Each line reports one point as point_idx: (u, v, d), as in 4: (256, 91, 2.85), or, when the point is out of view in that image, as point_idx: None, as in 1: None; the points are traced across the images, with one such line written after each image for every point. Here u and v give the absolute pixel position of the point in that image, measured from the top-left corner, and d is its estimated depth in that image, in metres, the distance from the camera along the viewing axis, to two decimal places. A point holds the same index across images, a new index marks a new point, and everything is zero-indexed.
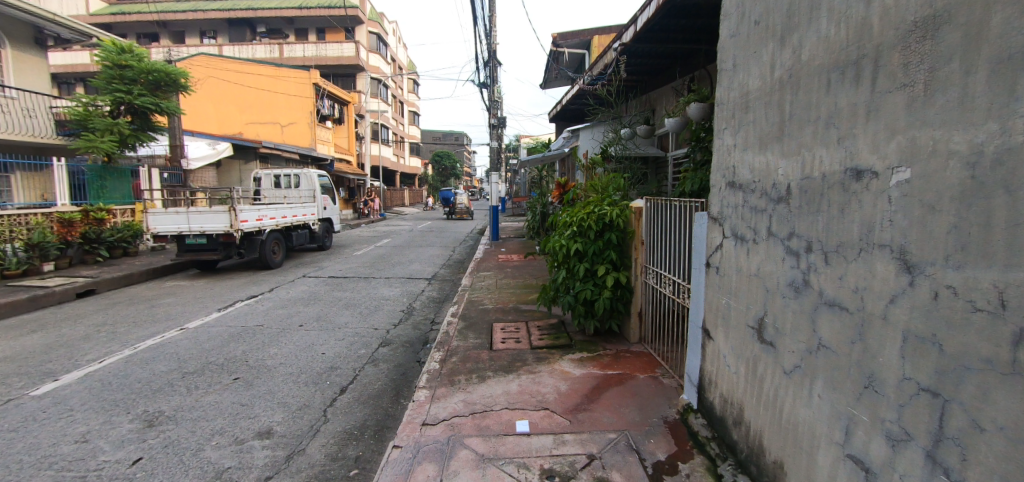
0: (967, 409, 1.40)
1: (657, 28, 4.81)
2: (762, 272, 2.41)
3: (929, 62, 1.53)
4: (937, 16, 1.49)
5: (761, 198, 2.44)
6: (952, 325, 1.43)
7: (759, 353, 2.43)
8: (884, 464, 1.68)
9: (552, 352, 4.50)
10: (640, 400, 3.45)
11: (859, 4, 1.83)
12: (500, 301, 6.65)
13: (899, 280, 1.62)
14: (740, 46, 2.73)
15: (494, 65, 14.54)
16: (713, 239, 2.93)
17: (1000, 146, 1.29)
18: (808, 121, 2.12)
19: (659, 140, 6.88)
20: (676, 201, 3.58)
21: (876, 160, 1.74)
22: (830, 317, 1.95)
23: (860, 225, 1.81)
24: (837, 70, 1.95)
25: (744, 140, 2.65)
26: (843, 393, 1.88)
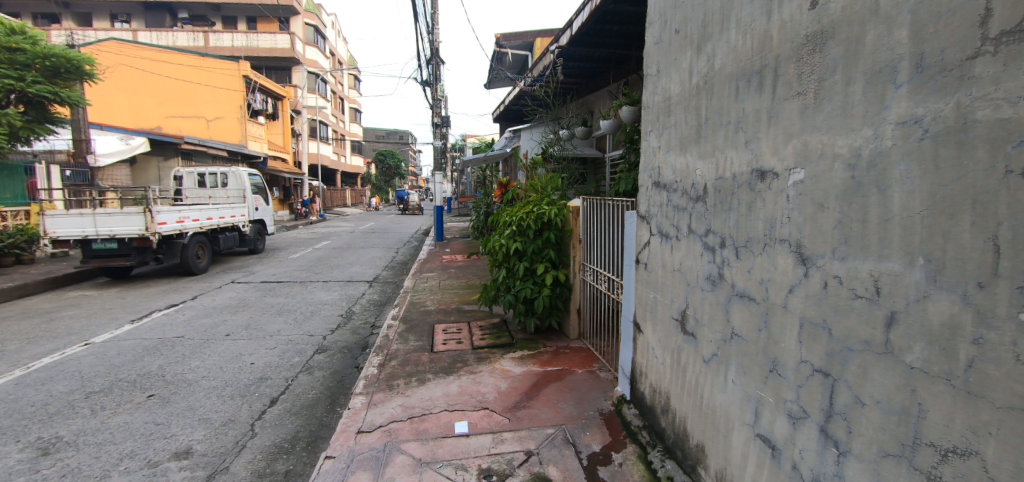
0: (850, 387, 1.57)
1: (592, 32, 4.94)
2: (683, 267, 2.55)
3: (818, 73, 1.70)
4: (824, 32, 1.68)
5: (682, 197, 2.58)
6: (838, 311, 1.61)
7: (681, 344, 2.57)
8: (786, 441, 1.84)
9: (493, 351, 4.50)
10: (577, 395, 3.54)
11: (761, 18, 1.99)
12: (443, 302, 6.58)
13: (796, 272, 1.79)
14: (662, 53, 2.87)
15: (437, 63, 14.36)
16: (642, 236, 3.05)
17: (874, 149, 1.48)
18: (720, 125, 2.27)
19: (597, 142, 7.10)
20: (609, 200, 3.71)
21: (777, 161, 1.90)
22: (740, 308, 2.10)
23: (764, 222, 1.96)
24: (744, 78, 2.10)
25: (666, 141, 2.78)
26: (752, 378, 2.03)
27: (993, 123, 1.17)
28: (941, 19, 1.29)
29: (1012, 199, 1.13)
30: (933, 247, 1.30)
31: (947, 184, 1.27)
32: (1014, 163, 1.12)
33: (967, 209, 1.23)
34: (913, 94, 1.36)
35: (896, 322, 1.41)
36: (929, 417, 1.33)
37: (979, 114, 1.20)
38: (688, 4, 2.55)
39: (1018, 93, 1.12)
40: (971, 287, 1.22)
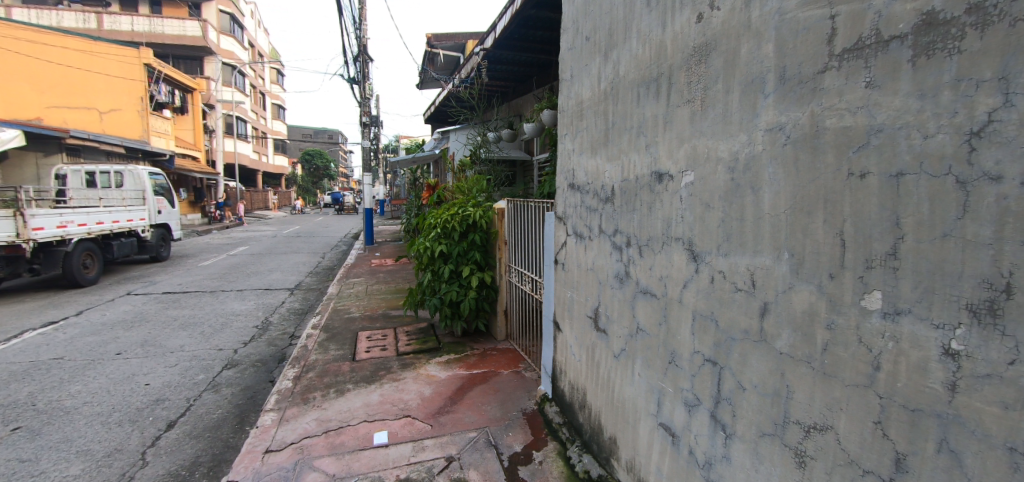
0: (734, 373, 1.71)
1: (516, 36, 5.01)
2: (596, 266, 2.63)
3: (703, 83, 1.85)
4: (708, 43, 1.83)
5: (593, 198, 2.66)
6: (723, 303, 1.75)
7: (595, 341, 2.65)
8: (684, 428, 1.95)
9: (418, 357, 4.40)
10: (501, 396, 3.54)
11: (658, 29, 2.12)
12: (369, 308, 6.32)
13: (688, 268, 1.91)
14: (574, 59, 2.96)
15: (365, 60, 13.85)
16: (559, 237, 3.12)
17: (749, 153, 1.64)
18: (625, 128, 2.37)
19: (526, 145, 7.17)
20: (531, 201, 3.77)
21: (671, 164, 2.02)
22: (644, 304, 2.21)
23: (661, 221, 2.08)
24: (644, 85, 2.22)
25: (579, 144, 2.87)
26: (654, 370, 2.14)
27: (839, 130, 1.34)
28: (799, 36, 1.46)
29: (854, 199, 1.30)
30: (795, 242, 1.47)
31: (806, 186, 1.44)
32: (855, 166, 1.30)
33: (820, 208, 1.40)
34: (779, 103, 1.53)
35: (768, 311, 1.56)
36: (796, 397, 1.48)
37: (828, 122, 1.37)
38: (597, 13, 2.65)
39: (856, 104, 1.30)
40: (825, 277, 1.38)
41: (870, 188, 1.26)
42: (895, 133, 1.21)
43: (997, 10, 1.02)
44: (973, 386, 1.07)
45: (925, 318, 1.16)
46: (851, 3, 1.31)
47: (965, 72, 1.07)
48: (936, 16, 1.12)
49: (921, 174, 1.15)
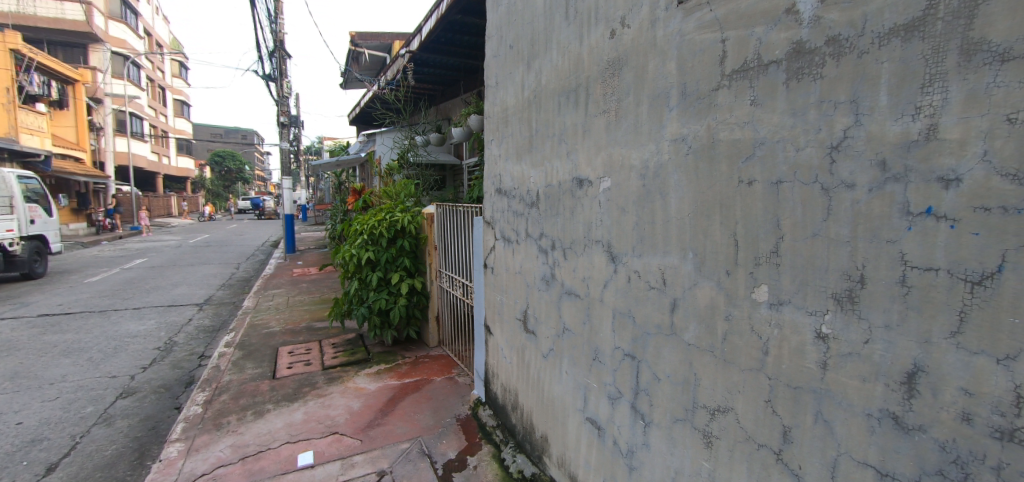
0: (650, 365, 1.84)
1: (442, 40, 4.98)
2: (523, 270, 2.69)
3: (616, 95, 1.98)
4: (620, 58, 1.95)
5: (519, 203, 2.73)
6: (638, 300, 1.87)
7: (524, 343, 2.71)
8: (608, 421, 2.06)
9: (346, 370, 4.20)
10: (434, 404, 3.49)
11: (575, 42, 2.23)
12: (291, 321, 5.93)
13: (608, 269, 2.03)
14: (499, 66, 3.01)
15: (282, 56, 12.98)
16: (488, 241, 3.15)
17: (657, 161, 1.78)
18: (547, 135, 2.46)
19: (455, 149, 7.12)
20: (460, 206, 3.77)
21: (590, 171, 2.13)
22: (569, 304, 2.30)
23: (582, 225, 2.18)
24: (564, 95, 2.32)
25: (505, 150, 2.92)
26: (580, 367, 2.24)
27: (730, 142, 1.51)
28: (696, 56, 1.62)
29: (743, 203, 1.47)
30: (697, 243, 1.62)
31: (705, 192, 1.59)
32: (744, 174, 1.47)
33: (717, 212, 1.55)
34: (681, 116, 1.68)
35: (677, 306, 1.70)
36: (702, 383, 1.63)
37: (722, 135, 1.53)
38: (520, 23, 2.72)
39: (743, 119, 1.47)
40: (723, 274, 1.54)
41: (756, 194, 1.43)
42: (775, 146, 1.38)
43: (848, 43, 1.21)
44: (839, 364, 1.25)
45: (801, 306, 1.33)
46: (738, 30, 1.48)
47: (827, 94, 1.26)
48: (804, 46, 1.31)
49: (795, 182, 1.33)
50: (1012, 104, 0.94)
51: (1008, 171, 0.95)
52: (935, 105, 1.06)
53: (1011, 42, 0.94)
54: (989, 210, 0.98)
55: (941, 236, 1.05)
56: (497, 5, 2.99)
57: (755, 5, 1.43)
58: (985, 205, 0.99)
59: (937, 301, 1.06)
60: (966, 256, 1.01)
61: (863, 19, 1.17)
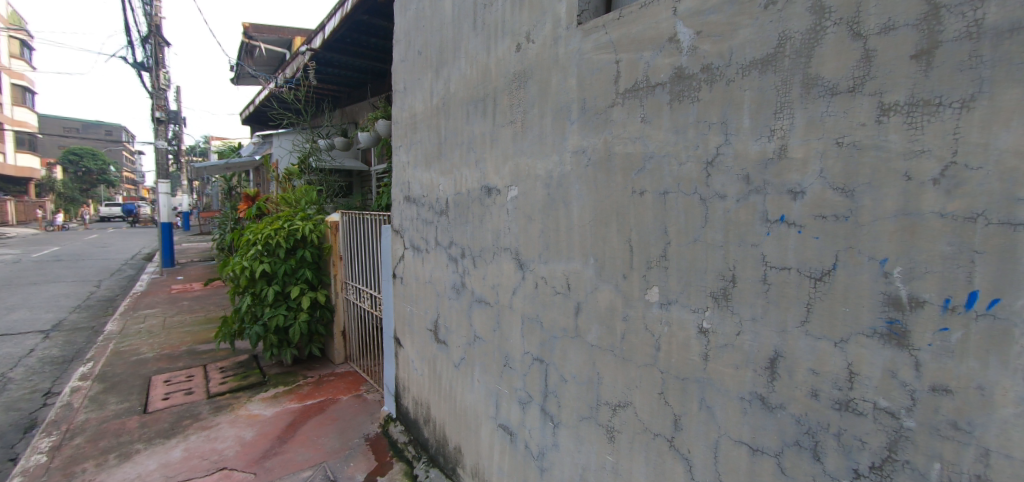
0: (557, 368, 1.90)
1: (348, 40, 4.76)
2: (433, 279, 2.64)
3: (521, 107, 2.04)
4: (525, 71, 2.02)
5: (428, 211, 2.68)
6: (545, 305, 1.93)
7: (435, 353, 2.66)
8: (519, 425, 2.09)
9: (237, 396, 3.77)
10: (340, 425, 3.27)
11: (483, 52, 2.27)
12: (168, 345, 5.18)
13: (516, 275, 2.07)
14: (407, 71, 2.95)
15: (157, 43, 11.43)
16: (396, 250, 3.04)
17: (560, 172, 1.86)
18: (456, 144, 2.46)
19: (362, 154, 6.81)
20: (366, 214, 3.60)
21: (498, 179, 2.17)
22: (479, 312, 2.30)
23: (491, 232, 2.21)
24: (472, 104, 2.34)
25: (414, 157, 2.86)
26: (491, 374, 2.24)
27: (624, 155, 1.63)
28: (594, 74, 1.73)
29: (636, 211, 1.59)
30: (597, 249, 1.72)
31: (603, 201, 1.70)
32: (636, 185, 1.59)
33: (614, 219, 1.66)
34: (581, 129, 1.77)
35: (581, 309, 1.79)
36: (604, 381, 1.72)
37: (617, 148, 1.65)
38: (428, 30, 2.70)
39: (634, 134, 1.60)
40: (620, 278, 1.65)
41: (647, 203, 1.56)
42: (662, 159, 1.52)
43: (718, 72, 1.38)
44: (717, 354, 1.40)
45: (686, 305, 1.47)
46: (629, 53, 1.61)
47: (702, 115, 1.42)
48: (683, 71, 1.46)
49: (678, 193, 1.47)
50: (840, 130, 1.15)
51: (837, 185, 1.16)
52: (785, 128, 1.25)
53: (838, 79, 1.15)
54: (825, 217, 1.18)
55: (791, 240, 1.24)
56: (405, 9, 2.93)
57: (643, 31, 1.57)
58: (823, 213, 1.18)
59: (790, 296, 1.24)
60: (811, 256, 1.20)
61: (730, 52, 1.35)
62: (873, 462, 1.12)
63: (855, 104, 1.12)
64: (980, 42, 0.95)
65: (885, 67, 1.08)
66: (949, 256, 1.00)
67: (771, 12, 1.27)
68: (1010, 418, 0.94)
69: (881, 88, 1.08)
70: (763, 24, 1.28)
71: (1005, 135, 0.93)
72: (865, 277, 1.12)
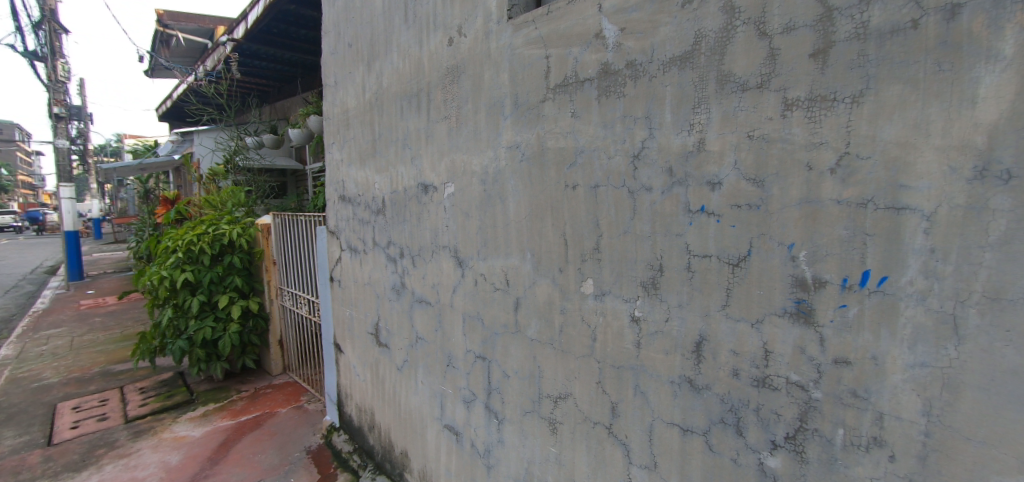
0: (500, 365, 1.90)
1: (274, 31, 4.47)
2: (372, 280, 2.55)
3: (456, 102, 2.01)
4: (458, 66, 1.99)
5: (365, 211, 2.58)
6: (486, 302, 1.92)
7: (377, 357, 2.57)
8: (464, 424, 2.07)
9: (161, 418, 3.46)
10: (279, 439, 3.09)
11: (415, 46, 2.20)
12: (76, 368, 4.65)
13: (456, 273, 2.04)
14: (337, 64, 2.81)
15: (52, 30, 10.18)
16: (333, 252, 2.91)
17: (495, 167, 1.85)
18: (391, 140, 2.38)
19: (296, 152, 6.44)
20: (299, 215, 3.41)
21: (434, 176, 2.12)
22: (420, 312, 2.24)
23: (429, 230, 2.16)
24: (406, 99, 2.27)
25: (347, 154, 2.74)
26: (435, 375, 2.20)
27: (557, 150, 1.64)
28: (525, 69, 1.73)
29: (569, 205, 1.61)
30: (534, 244, 1.73)
31: (537, 196, 1.70)
32: (569, 179, 1.61)
33: (549, 214, 1.67)
34: (515, 124, 1.77)
35: (520, 304, 1.79)
36: (545, 374, 1.74)
37: (550, 143, 1.66)
38: (358, 21, 2.58)
39: (566, 129, 1.61)
40: (556, 271, 1.67)
41: (579, 197, 1.58)
42: (592, 153, 1.54)
43: (641, 68, 1.42)
44: (649, 341, 1.45)
45: (619, 295, 1.51)
46: (558, 48, 1.62)
47: (628, 111, 1.45)
48: (609, 67, 1.49)
49: (608, 186, 1.51)
50: (751, 124, 1.22)
51: (750, 176, 1.23)
52: (703, 122, 1.31)
53: (748, 76, 1.22)
54: (740, 207, 1.25)
55: (711, 229, 1.30)
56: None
57: (571, 27, 1.59)
58: (738, 203, 1.25)
59: (712, 282, 1.31)
60: (728, 244, 1.27)
61: (651, 49, 1.39)
62: (788, 432, 1.21)
63: (763, 99, 1.20)
64: (866, 43, 1.04)
65: (788, 65, 1.15)
66: (845, 240, 1.09)
67: (687, 11, 1.32)
68: (898, 383, 1.05)
69: (784, 84, 1.16)
70: (681, 22, 1.33)
71: (888, 128, 1.02)
72: (775, 262, 1.20)
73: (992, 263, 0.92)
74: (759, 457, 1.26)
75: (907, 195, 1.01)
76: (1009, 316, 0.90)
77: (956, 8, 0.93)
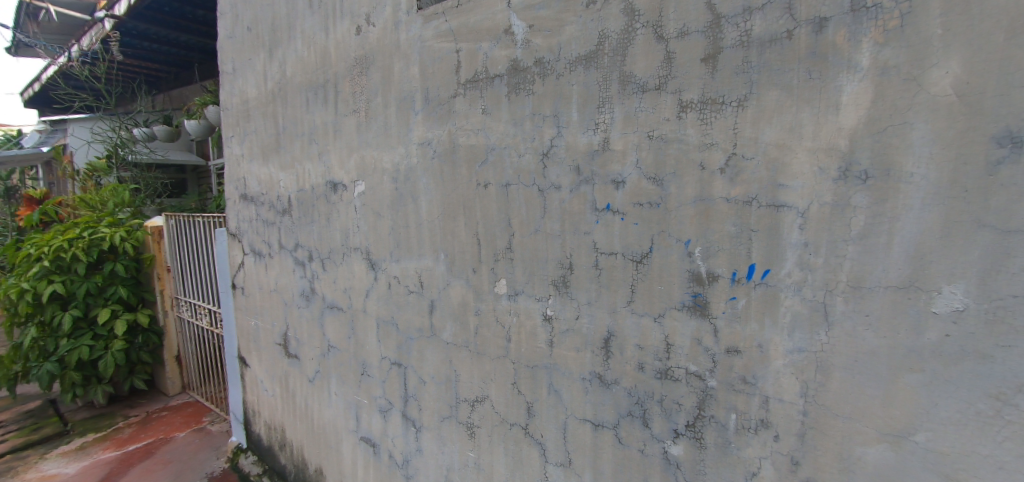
0: (416, 370, 1.82)
1: (165, 8, 4.00)
2: (279, 286, 2.35)
3: (365, 95, 1.89)
4: (366, 57, 1.87)
5: (269, 211, 2.37)
6: (400, 306, 1.84)
7: (287, 370, 2.38)
8: (381, 435, 1.97)
9: (24, 455, 2.96)
10: (175, 467, 2.77)
11: (321, 33, 2.05)
12: None
13: (368, 277, 1.93)
14: (235, 50, 2.56)
15: None
16: (234, 257, 2.65)
17: (407, 165, 1.77)
18: (296, 135, 2.20)
19: (197, 146, 5.82)
20: (196, 216, 3.08)
21: (344, 174, 1.99)
22: (331, 319, 2.10)
23: (339, 232, 2.02)
24: (311, 90, 2.11)
25: (249, 149, 2.50)
26: (349, 385, 2.07)
27: (468, 147, 1.59)
28: (435, 62, 1.66)
29: (481, 204, 1.57)
30: (447, 244, 1.67)
31: (449, 195, 1.65)
32: (480, 178, 1.57)
33: (461, 213, 1.63)
34: (425, 120, 1.70)
35: (435, 307, 1.73)
36: (461, 378, 1.69)
37: (461, 140, 1.61)
38: (256, 3, 2.36)
39: (477, 126, 1.57)
40: (470, 272, 1.63)
41: (491, 195, 1.55)
42: (503, 151, 1.52)
43: (549, 66, 1.41)
44: (561, 340, 1.45)
45: (531, 294, 1.50)
46: (468, 43, 1.57)
47: (537, 109, 1.44)
48: (518, 64, 1.47)
49: (519, 184, 1.49)
50: (650, 124, 1.25)
51: (650, 175, 1.26)
52: (607, 122, 1.32)
53: (647, 78, 1.25)
54: (642, 205, 1.28)
55: (616, 227, 1.32)
56: None
57: (480, 22, 1.54)
58: (640, 201, 1.28)
59: (617, 279, 1.33)
60: (632, 241, 1.30)
61: (558, 47, 1.39)
62: (688, 421, 1.26)
63: (661, 100, 1.23)
64: (749, 50, 1.10)
65: (683, 68, 1.19)
66: (733, 235, 1.15)
67: (591, 11, 1.32)
68: (780, 368, 1.12)
69: (679, 87, 1.20)
70: (585, 21, 1.34)
71: (768, 131, 1.09)
72: (674, 257, 1.24)
73: (854, 255, 1.01)
74: (663, 446, 1.30)
75: (784, 194, 1.08)
76: (867, 302, 1.00)
77: (822, 22, 1.01)
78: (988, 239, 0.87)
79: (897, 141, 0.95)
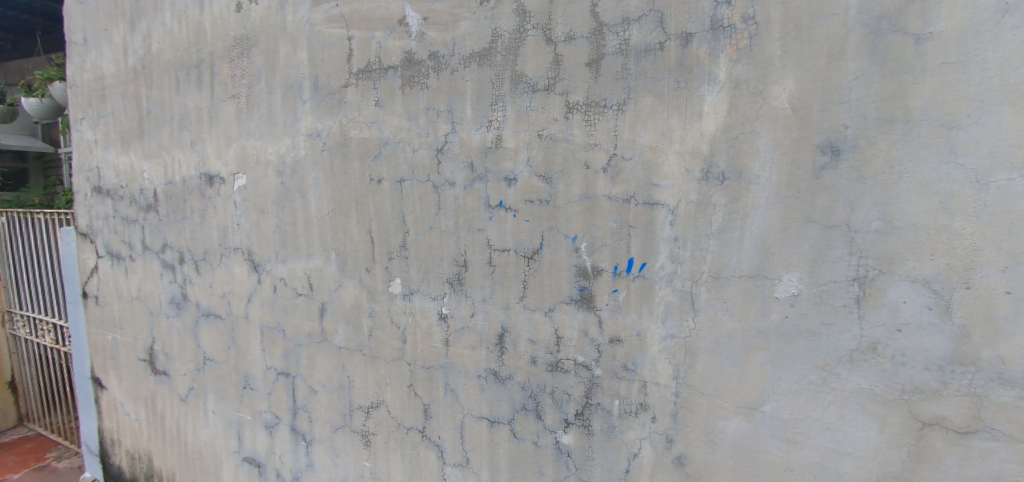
0: (306, 379, 1.69)
1: None
2: (143, 293, 2.06)
3: (246, 79, 1.72)
4: (248, 37, 1.71)
5: (130, 207, 2.06)
6: (287, 310, 1.70)
7: (153, 388, 2.09)
8: (267, 453, 1.80)
9: None
10: None
11: (194, 7, 1.83)
12: None
13: (250, 280, 1.76)
14: (86, 17, 2.19)
15: None
16: (86, 261, 2.27)
17: (293, 157, 1.64)
18: (163, 120, 1.94)
19: (44, 130, 4.98)
20: (35, 214, 2.60)
21: (221, 166, 1.80)
22: (208, 328, 1.88)
23: (216, 230, 1.82)
24: (182, 70, 1.88)
25: (104, 135, 2.16)
26: (229, 400, 1.87)
27: (360, 141, 1.52)
28: (325, 49, 1.56)
29: (375, 200, 1.50)
30: (339, 242, 1.58)
31: (341, 190, 1.56)
32: (373, 173, 1.50)
33: (353, 210, 1.54)
34: (314, 110, 1.59)
35: (325, 310, 1.62)
36: (354, 384, 1.60)
37: (353, 132, 1.53)
38: None
39: (369, 118, 1.50)
40: (363, 272, 1.55)
41: (384, 191, 1.49)
42: (396, 146, 1.47)
43: (443, 61, 1.39)
44: (456, 338, 1.44)
45: (426, 293, 1.47)
46: (361, 30, 1.50)
47: (431, 103, 1.42)
48: (413, 56, 1.43)
49: (413, 180, 1.45)
50: (540, 124, 1.29)
51: (540, 173, 1.29)
52: (499, 120, 1.34)
53: (537, 78, 1.28)
54: (533, 202, 1.31)
55: (509, 223, 1.34)
56: None
57: (373, 9, 1.48)
58: (531, 199, 1.31)
59: (510, 275, 1.35)
60: (524, 237, 1.32)
61: (453, 42, 1.37)
62: (577, 410, 1.31)
63: (550, 101, 1.27)
64: (627, 58, 1.17)
65: (570, 71, 1.24)
66: (615, 231, 1.22)
67: (485, 9, 1.33)
68: (655, 354, 1.21)
69: (567, 88, 1.25)
70: (479, 18, 1.34)
71: (643, 134, 1.17)
72: (562, 253, 1.28)
73: (714, 249, 1.12)
74: (555, 436, 1.34)
75: (657, 193, 1.17)
76: (725, 290, 1.12)
77: (688, 37, 1.11)
78: (814, 233, 1.01)
79: (747, 147, 1.07)
